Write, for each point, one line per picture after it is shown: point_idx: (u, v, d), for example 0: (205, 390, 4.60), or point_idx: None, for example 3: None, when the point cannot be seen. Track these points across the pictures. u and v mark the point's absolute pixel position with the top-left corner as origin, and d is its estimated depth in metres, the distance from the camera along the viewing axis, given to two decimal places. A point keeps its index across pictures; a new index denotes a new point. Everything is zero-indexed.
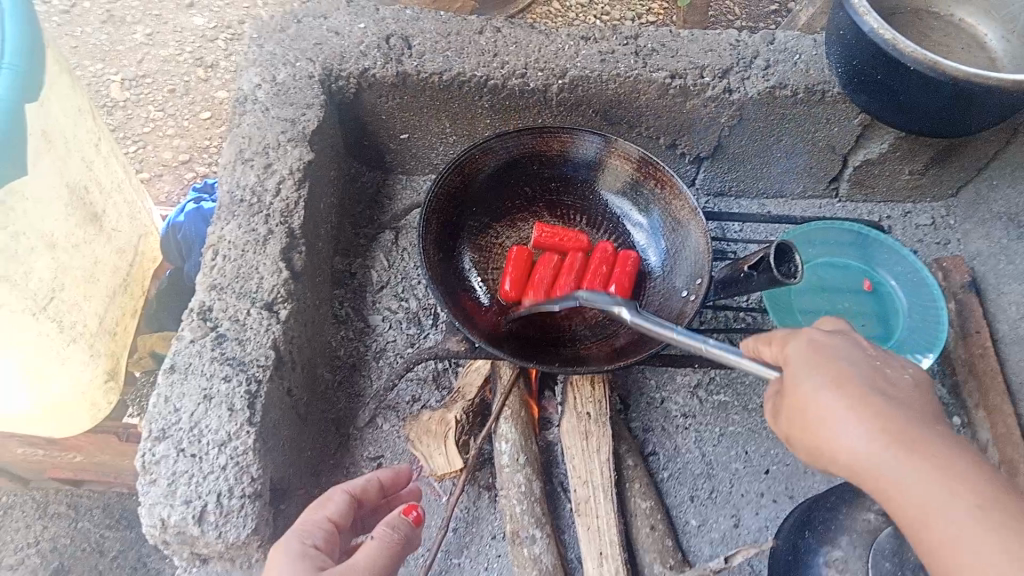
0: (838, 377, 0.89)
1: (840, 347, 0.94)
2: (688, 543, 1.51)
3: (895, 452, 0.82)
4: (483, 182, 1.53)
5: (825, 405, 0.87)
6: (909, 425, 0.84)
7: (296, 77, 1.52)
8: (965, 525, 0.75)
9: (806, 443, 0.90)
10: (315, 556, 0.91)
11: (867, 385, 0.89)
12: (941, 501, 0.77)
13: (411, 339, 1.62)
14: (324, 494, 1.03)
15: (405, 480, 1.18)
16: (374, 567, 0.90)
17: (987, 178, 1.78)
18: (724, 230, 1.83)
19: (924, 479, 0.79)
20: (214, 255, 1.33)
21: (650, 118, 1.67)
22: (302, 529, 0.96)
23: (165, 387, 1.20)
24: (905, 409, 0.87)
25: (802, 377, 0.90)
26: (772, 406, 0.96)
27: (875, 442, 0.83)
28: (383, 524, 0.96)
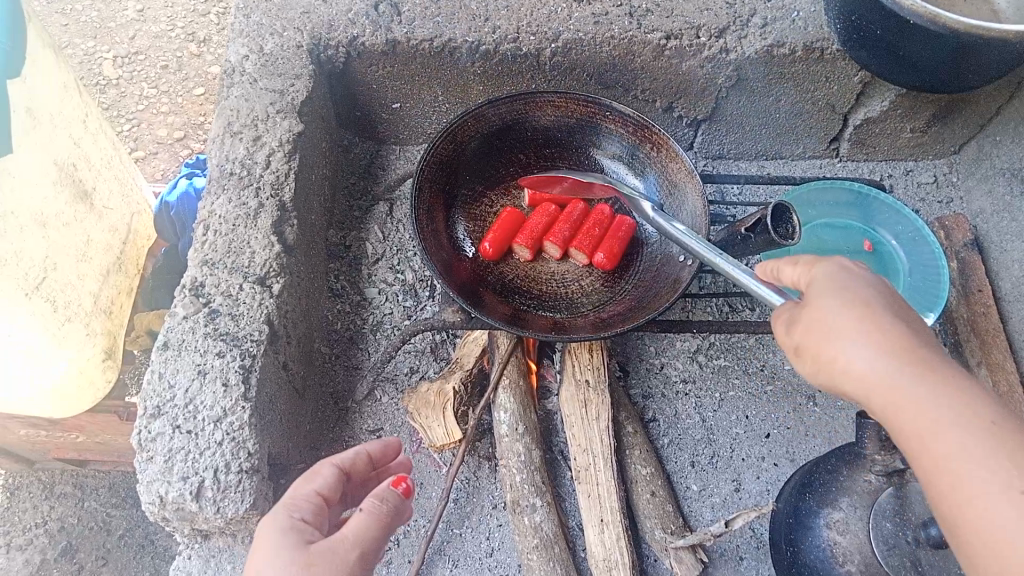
0: (860, 299, 0.84)
1: (863, 274, 0.89)
2: (690, 508, 1.51)
3: (911, 371, 0.77)
4: (476, 150, 1.50)
5: (841, 324, 0.82)
6: (927, 349, 0.79)
7: (283, 47, 1.49)
8: (984, 451, 0.70)
9: (811, 360, 0.85)
10: (301, 532, 0.90)
11: (889, 311, 0.84)
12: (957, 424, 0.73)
13: (408, 311, 1.61)
14: (313, 467, 1.02)
15: (394, 451, 1.17)
16: (363, 541, 0.88)
17: (989, 135, 1.75)
18: (723, 193, 1.80)
19: (938, 401, 0.75)
20: (205, 230, 1.31)
21: (645, 81, 1.64)
22: (290, 504, 0.95)
23: (159, 364, 1.19)
24: (925, 337, 0.82)
25: (823, 298, 0.85)
26: (781, 325, 0.91)
27: (892, 362, 0.78)
28: (372, 496, 0.94)
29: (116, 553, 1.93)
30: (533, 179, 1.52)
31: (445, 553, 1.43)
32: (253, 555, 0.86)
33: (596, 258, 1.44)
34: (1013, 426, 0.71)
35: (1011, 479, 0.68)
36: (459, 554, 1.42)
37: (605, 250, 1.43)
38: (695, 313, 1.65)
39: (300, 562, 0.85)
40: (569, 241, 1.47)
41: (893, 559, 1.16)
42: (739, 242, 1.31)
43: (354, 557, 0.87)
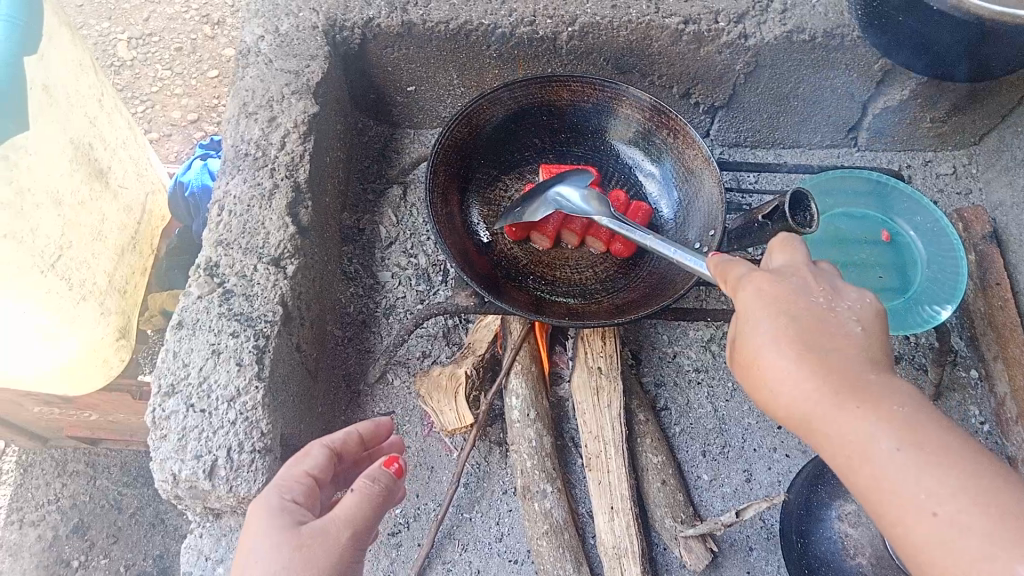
0: (780, 321, 0.83)
1: (786, 283, 0.87)
2: (700, 497, 1.50)
3: (825, 399, 0.77)
4: (490, 134, 1.49)
5: (765, 356, 0.82)
6: (844, 367, 0.78)
7: (299, 28, 1.49)
8: (895, 470, 0.70)
9: (749, 388, 0.86)
10: (294, 511, 0.91)
11: (809, 328, 0.82)
12: (869, 446, 0.73)
13: (421, 295, 1.61)
14: (304, 449, 1.03)
15: (384, 433, 1.17)
16: (355, 520, 0.89)
17: (1011, 125, 1.73)
18: (739, 181, 1.79)
19: (852, 425, 0.74)
20: (220, 211, 1.31)
21: (663, 67, 1.63)
22: (282, 484, 0.95)
23: (173, 343, 1.20)
24: (844, 349, 0.80)
25: (750, 329, 0.85)
26: (727, 347, 0.92)
27: (808, 390, 0.78)
28: (364, 475, 0.94)
29: (127, 531, 1.95)
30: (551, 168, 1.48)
31: (455, 537, 1.43)
32: (248, 533, 0.88)
33: (615, 246, 1.45)
34: (927, 444, 0.70)
35: (923, 502, 0.68)
36: (468, 539, 1.43)
37: (623, 236, 1.44)
38: (709, 301, 1.64)
39: (291, 541, 0.86)
40: (586, 229, 1.46)
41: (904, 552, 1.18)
42: (756, 230, 1.30)
43: (347, 536, 0.87)
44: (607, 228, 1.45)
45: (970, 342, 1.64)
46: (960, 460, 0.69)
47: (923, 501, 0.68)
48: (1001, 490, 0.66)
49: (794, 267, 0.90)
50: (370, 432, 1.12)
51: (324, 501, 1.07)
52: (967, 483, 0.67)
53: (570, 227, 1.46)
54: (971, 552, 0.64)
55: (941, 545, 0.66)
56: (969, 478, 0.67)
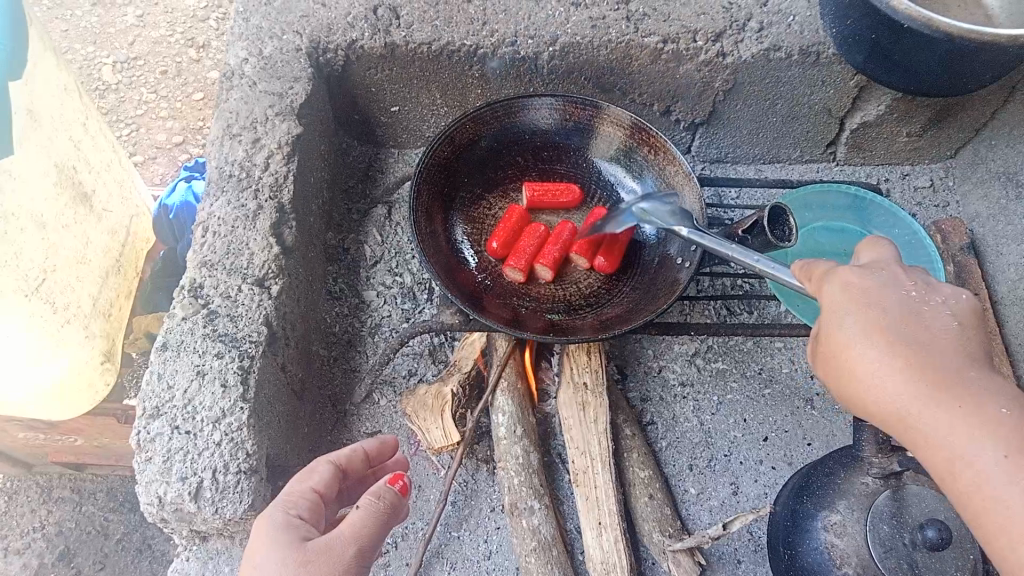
0: (874, 324, 0.85)
1: (873, 283, 0.89)
2: (687, 511, 1.51)
3: (926, 403, 0.80)
4: (473, 153, 1.51)
5: (860, 357, 0.85)
6: (943, 369, 0.81)
7: (282, 51, 1.50)
8: (999, 475, 0.74)
9: (837, 384, 0.89)
10: (299, 527, 0.91)
11: (903, 328, 0.84)
12: (973, 449, 0.76)
13: (407, 314, 1.61)
14: (309, 465, 1.03)
15: (390, 450, 1.18)
16: (360, 536, 0.89)
17: (986, 138, 1.77)
18: (721, 195, 1.82)
19: (957, 431, 0.77)
20: (204, 232, 1.32)
21: (643, 85, 1.65)
22: (287, 500, 0.96)
23: (157, 365, 1.19)
24: (943, 350, 0.82)
25: (837, 323, 0.87)
26: (813, 344, 0.94)
27: (904, 388, 0.81)
28: (370, 492, 0.94)
29: (113, 557, 1.92)
30: (533, 184, 1.52)
31: (442, 556, 1.42)
32: (252, 548, 0.88)
33: (597, 261, 1.45)
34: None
35: None
36: (456, 558, 1.42)
37: (607, 251, 1.44)
38: (693, 315, 1.66)
39: (297, 557, 0.86)
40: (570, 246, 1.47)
41: (890, 561, 1.19)
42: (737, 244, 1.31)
43: (351, 553, 0.88)
44: (590, 244, 1.46)
45: None
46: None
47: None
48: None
49: (883, 264, 0.92)
50: (375, 449, 1.12)
51: (328, 518, 1.07)
52: None
53: (548, 245, 1.46)
54: None
55: None
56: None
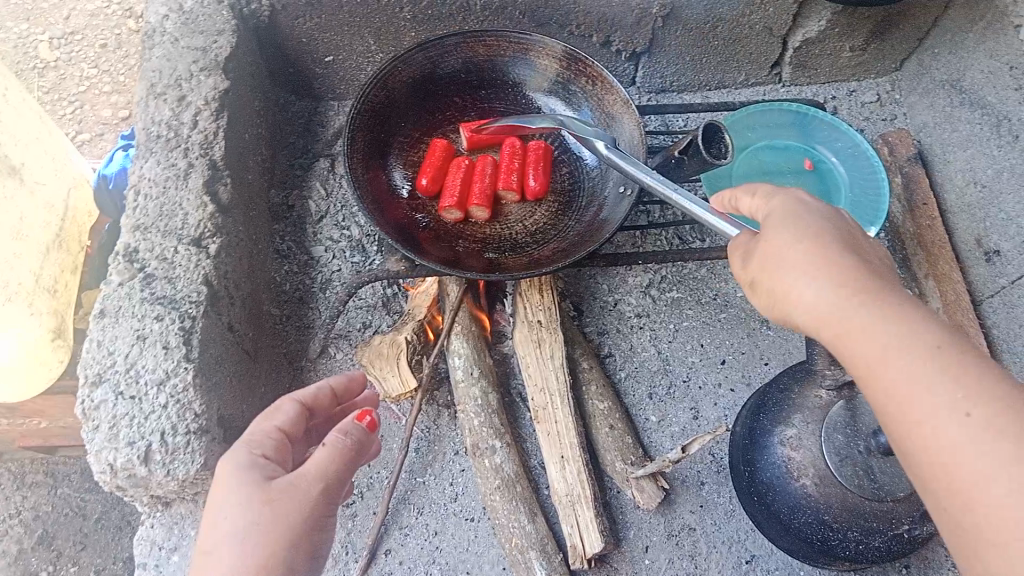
0: (816, 240, 0.83)
1: (814, 215, 0.87)
2: (650, 439, 1.53)
3: (861, 302, 0.76)
4: (408, 96, 1.48)
5: (797, 264, 0.81)
6: (878, 282, 0.78)
7: (203, 4, 1.45)
8: (923, 372, 0.70)
9: (768, 300, 0.86)
10: (263, 466, 0.91)
11: (842, 248, 0.82)
12: (897, 349, 0.72)
13: (357, 267, 1.60)
14: (274, 404, 1.03)
15: (357, 385, 1.20)
16: (326, 474, 0.90)
17: (929, 48, 1.76)
18: (669, 124, 1.80)
19: (888, 327, 0.73)
20: (135, 195, 1.28)
21: (579, 16, 1.62)
22: (251, 439, 0.95)
23: (96, 332, 1.18)
24: (877, 273, 0.81)
25: (778, 237, 0.85)
26: (743, 265, 0.90)
27: (832, 295, 0.78)
28: (336, 429, 0.94)
29: (94, 537, 1.92)
30: (470, 124, 1.49)
31: (409, 502, 1.44)
32: (217, 489, 0.88)
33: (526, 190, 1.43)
34: (960, 357, 0.69)
35: (954, 402, 0.67)
36: (423, 503, 1.44)
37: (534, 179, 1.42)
38: (645, 245, 1.66)
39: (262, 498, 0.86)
40: (497, 182, 1.44)
41: (845, 469, 1.22)
42: (673, 167, 1.30)
43: (317, 490, 0.89)
44: (515, 175, 1.43)
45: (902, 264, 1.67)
46: (996, 368, 0.69)
47: (950, 404, 0.67)
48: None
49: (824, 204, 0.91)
50: (342, 385, 1.13)
51: (296, 455, 1.08)
52: (1009, 394, 0.66)
53: (477, 181, 1.44)
54: (1003, 453, 0.63)
55: (968, 443, 0.65)
56: (1006, 384, 0.67)
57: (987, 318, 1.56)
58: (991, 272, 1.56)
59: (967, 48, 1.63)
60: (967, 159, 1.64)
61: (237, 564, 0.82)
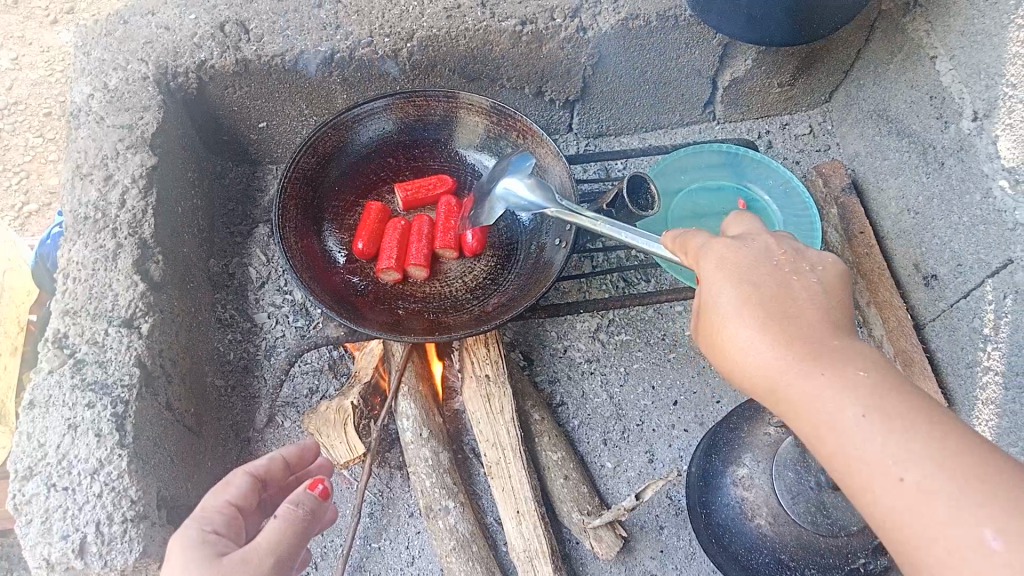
0: (749, 293, 0.87)
1: (750, 253, 0.90)
2: (606, 486, 1.52)
3: (797, 364, 0.80)
4: (339, 161, 1.48)
5: (734, 329, 0.86)
6: (810, 337, 0.82)
7: (128, 81, 1.44)
8: (860, 434, 0.73)
9: (718, 362, 0.90)
10: (215, 542, 0.89)
11: (773, 299, 0.86)
12: (835, 412, 0.76)
13: (301, 331, 1.59)
14: (225, 478, 1.01)
15: (310, 453, 1.18)
16: (277, 546, 0.88)
17: (854, 80, 1.80)
18: (609, 169, 1.83)
19: (821, 395, 0.77)
20: (65, 279, 1.26)
21: (509, 70, 1.64)
22: (201, 517, 0.93)
23: (27, 425, 1.15)
24: (811, 318, 0.84)
25: (715, 297, 0.89)
26: (695, 322, 0.95)
27: (771, 359, 0.82)
28: (288, 500, 0.93)
29: None
30: (404, 184, 1.50)
31: (365, 568, 1.42)
32: (166, 570, 0.85)
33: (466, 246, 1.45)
34: (892, 416, 0.73)
35: (890, 466, 0.70)
36: (379, 569, 1.42)
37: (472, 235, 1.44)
38: (591, 291, 1.67)
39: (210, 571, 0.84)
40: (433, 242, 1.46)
41: (798, 506, 1.21)
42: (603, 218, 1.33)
43: (269, 564, 0.86)
44: (451, 234, 1.45)
45: None
46: (925, 419, 0.72)
47: (889, 467, 0.70)
48: (963, 453, 0.68)
49: (755, 235, 0.95)
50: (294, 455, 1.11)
51: (248, 530, 1.05)
52: (940, 450, 0.69)
53: (414, 241, 1.45)
54: (940, 513, 0.66)
55: (907, 507, 0.68)
56: (933, 439, 0.70)
57: (931, 340, 1.59)
58: (931, 296, 1.58)
59: (890, 79, 1.68)
60: (899, 186, 1.68)
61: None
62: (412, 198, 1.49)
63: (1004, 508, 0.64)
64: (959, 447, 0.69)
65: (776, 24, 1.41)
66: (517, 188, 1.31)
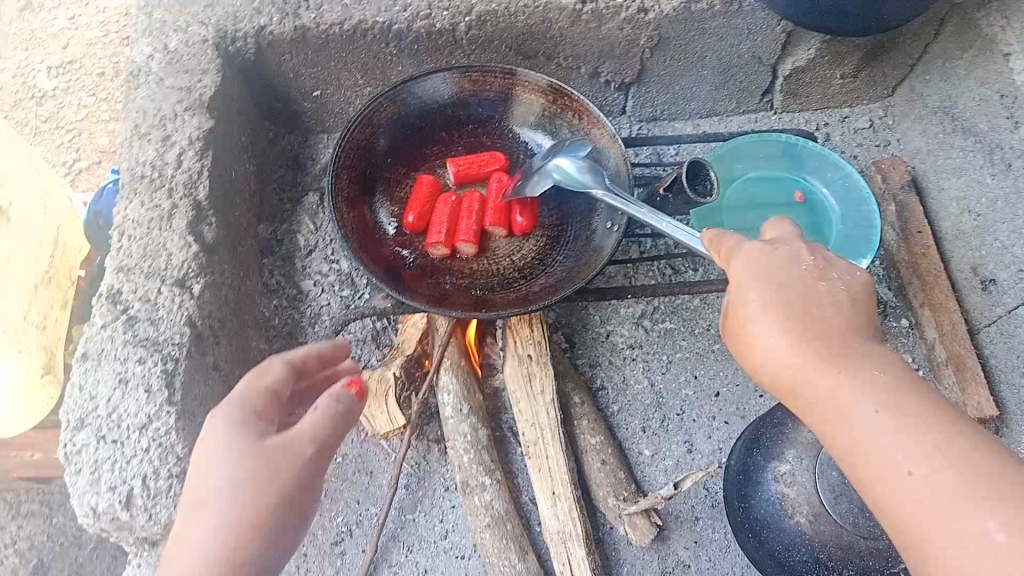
0: (773, 292, 0.86)
1: (778, 256, 0.90)
2: (643, 473, 1.51)
3: (817, 363, 0.80)
4: (393, 132, 1.48)
5: (758, 327, 0.86)
6: (832, 338, 0.82)
7: (189, 43, 1.45)
8: (873, 430, 0.74)
9: (741, 359, 0.91)
10: (254, 424, 0.86)
11: (797, 297, 0.86)
12: (849, 409, 0.76)
13: (346, 301, 1.59)
14: (259, 366, 0.96)
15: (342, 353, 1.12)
16: (320, 435, 0.85)
17: (920, 74, 1.75)
18: (661, 154, 1.80)
19: (835, 392, 0.78)
20: (120, 236, 1.28)
21: (566, 49, 1.62)
22: (239, 396, 0.89)
23: (79, 376, 1.17)
24: (835, 320, 0.83)
25: (739, 295, 0.89)
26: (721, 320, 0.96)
27: (790, 357, 0.82)
28: (325, 394, 0.88)
29: None
30: (457, 159, 1.50)
31: (398, 539, 1.43)
32: (206, 445, 0.83)
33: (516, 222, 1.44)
34: (906, 412, 0.73)
35: (898, 461, 0.71)
36: (413, 540, 1.43)
37: (523, 212, 1.43)
38: (637, 277, 1.66)
39: (253, 456, 0.82)
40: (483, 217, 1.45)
41: (840, 506, 1.19)
42: (659, 204, 1.32)
43: (312, 452, 0.84)
44: (501, 209, 1.44)
45: (898, 292, 1.65)
46: (937, 420, 0.72)
47: (899, 460, 0.71)
48: (974, 453, 0.69)
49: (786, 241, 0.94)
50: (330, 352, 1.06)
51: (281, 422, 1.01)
52: (950, 446, 0.70)
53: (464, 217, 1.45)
54: (946, 505, 0.67)
55: (913, 500, 0.69)
56: (942, 437, 0.70)
57: (984, 346, 1.54)
58: (987, 300, 1.54)
59: (958, 75, 1.62)
60: (962, 186, 1.63)
61: (220, 519, 0.78)
62: (463, 172, 1.49)
63: (1007, 502, 0.64)
64: (968, 448, 0.69)
65: (845, 11, 1.36)
66: (567, 164, 1.35)
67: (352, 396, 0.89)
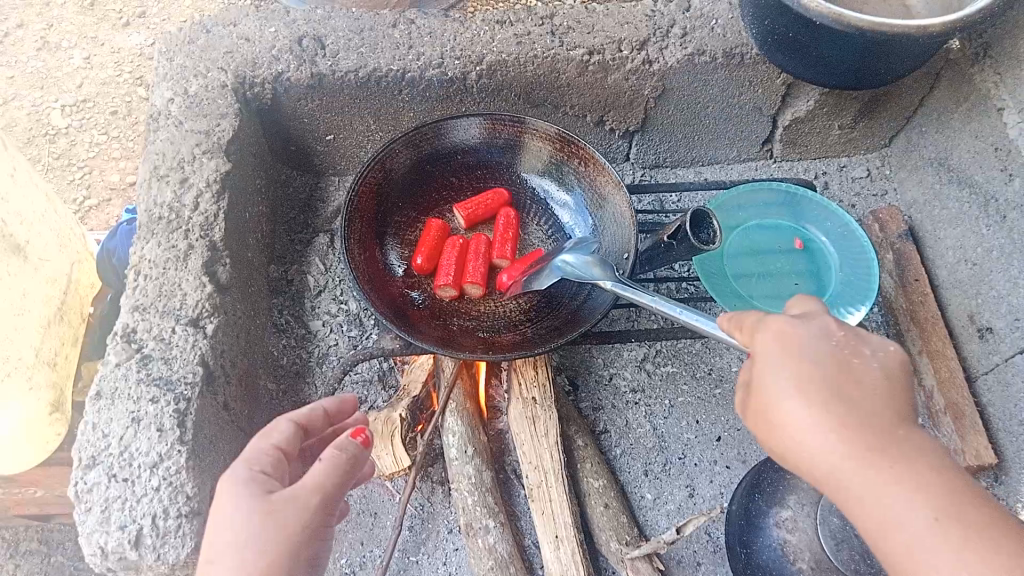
0: (807, 371, 0.80)
1: (811, 332, 0.83)
2: (645, 517, 1.52)
3: (864, 459, 0.76)
4: (405, 177, 1.51)
5: (789, 410, 0.79)
6: (878, 429, 0.77)
7: (208, 88, 1.49)
8: (927, 539, 0.71)
9: (762, 435, 0.84)
10: (263, 481, 0.88)
11: (835, 378, 0.79)
12: (903, 514, 0.73)
13: (354, 341, 1.62)
14: (270, 424, 0.97)
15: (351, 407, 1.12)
16: (326, 485, 0.87)
17: (916, 126, 1.80)
18: (663, 201, 1.84)
19: (885, 493, 0.74)
20: (136, 276, 1.30)
21: (573, 98, 1.66)
22: (249, 456, 0.91)
23: (93, 415, 1.19)
24: (877, 405, 0.78)
25: (768, 374, 0.82)
26: (738, 394, 0.89)
27: (832, 449, 0.77)
28: (332, 444, 0.90)
29: None
30: (466, 204, 1.54)
31: None
32: (217, 505, 0.85)
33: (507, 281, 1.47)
34: (960, 522, 0.71)
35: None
36: None
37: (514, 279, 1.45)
38: (640, 321, 1.68)
39: (262, 509, 0.83)
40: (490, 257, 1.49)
41: (841, 553, 1.19)
42: (663, 250, 1.35)
43: (317, 501, 0.85)
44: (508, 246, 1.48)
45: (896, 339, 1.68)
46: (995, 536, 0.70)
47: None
48: None
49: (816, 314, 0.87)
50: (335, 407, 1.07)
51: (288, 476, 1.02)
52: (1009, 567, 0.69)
53: (471, 259, 1.47)
54: None
55: None
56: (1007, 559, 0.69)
57: (982, 395, 1.56)
58: (985, 348, 1.56)
59: (953, 128, 1.67)
60: (958, 236, 1.66)
61: None
62: (477, 213, 1.54)
63: None
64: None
65: (848, 66, 1.40)
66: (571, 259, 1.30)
67: (356, 445, 0.91)
